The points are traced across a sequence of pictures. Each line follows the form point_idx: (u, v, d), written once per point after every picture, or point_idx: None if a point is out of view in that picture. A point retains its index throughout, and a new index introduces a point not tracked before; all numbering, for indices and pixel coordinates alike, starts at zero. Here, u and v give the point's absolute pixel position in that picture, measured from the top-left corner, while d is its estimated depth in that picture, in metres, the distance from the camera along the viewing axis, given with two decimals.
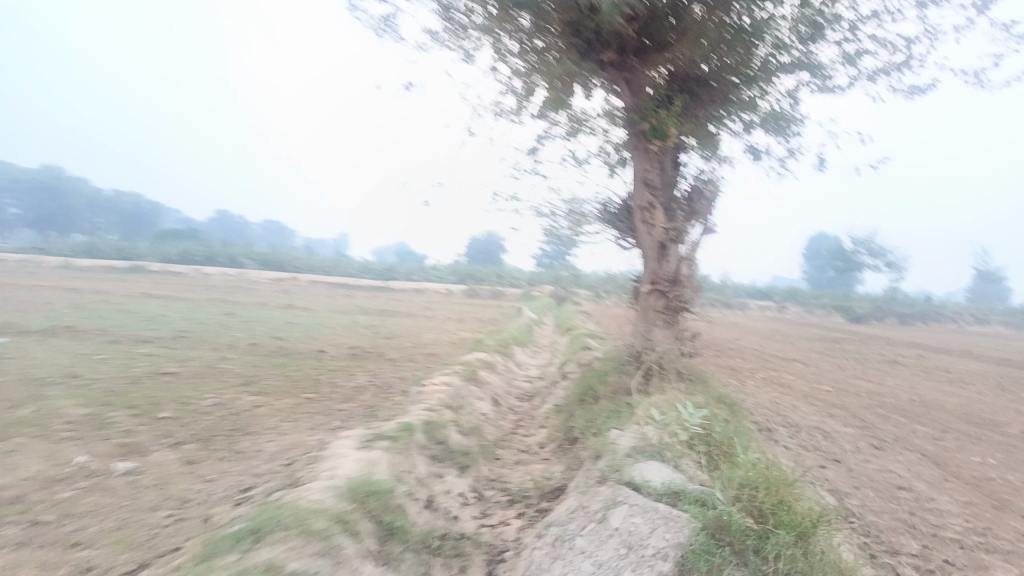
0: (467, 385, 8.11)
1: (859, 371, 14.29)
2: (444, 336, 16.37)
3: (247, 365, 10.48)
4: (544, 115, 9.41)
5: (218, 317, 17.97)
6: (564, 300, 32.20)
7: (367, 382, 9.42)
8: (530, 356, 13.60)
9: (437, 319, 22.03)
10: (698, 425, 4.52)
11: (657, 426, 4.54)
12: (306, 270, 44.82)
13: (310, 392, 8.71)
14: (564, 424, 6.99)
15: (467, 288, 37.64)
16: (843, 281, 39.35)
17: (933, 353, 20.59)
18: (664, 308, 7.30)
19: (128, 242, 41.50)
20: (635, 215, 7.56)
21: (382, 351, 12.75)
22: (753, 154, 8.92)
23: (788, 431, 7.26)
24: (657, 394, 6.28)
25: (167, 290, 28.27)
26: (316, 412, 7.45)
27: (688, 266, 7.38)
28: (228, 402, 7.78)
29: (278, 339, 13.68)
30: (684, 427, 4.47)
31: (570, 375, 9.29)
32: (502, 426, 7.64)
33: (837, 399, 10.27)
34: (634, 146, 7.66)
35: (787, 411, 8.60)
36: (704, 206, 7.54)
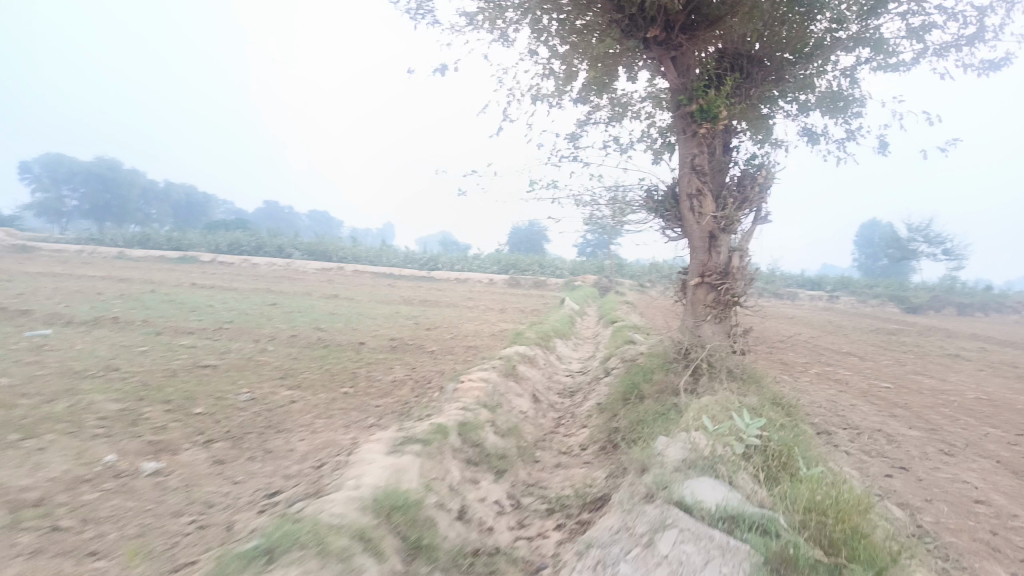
0: (505, 381, 7.84)
1: (920, 366, 13.56)
2: (485, 327, 16.16)
3: (285, 357, 10.40)
4: (585, 99, 9.01)
5: (261, 307, 18.12)
6: (608, 289, 31.74)
7: (404, 377, 9.21)
8: (572, 349, 13.28)
9: (478, 309, 21.83)
10: (755, 435, 4.09)
11: (710, 436, 4.14)
12: (350, 259, 45.21)
13: (346, 386, 8.54)
14: (606, 424, 6.64)
15: (509, 277, 37.43)
16: (899, 270, 37.91)
17: (998, 346, 19.55)
18: (715, 303, 6.86)
19: (178, 232, 42.45)
20: (682, 202, 7.16)
21: (421, 343, 12.59)
22: (808, 138, 8.38)
23: (848, 435, 6.77)
24: (707, 395, 5.89)
25: (215, 279, 28.78)
26: (350, 409, 7.27)
27: (740, 257, 6.85)
28: (263, 396, 7.65)
29: (319, 330, 13.63)
30: (740, 438, 4.06)
31: (613, 371, 8.93)
32: (542, 426, 7.33)
33: (898, 397, 9.67)
34: (681, 129, 7.22)
35: (845, 411, 8.10)
36: (757, 193, 6.99)
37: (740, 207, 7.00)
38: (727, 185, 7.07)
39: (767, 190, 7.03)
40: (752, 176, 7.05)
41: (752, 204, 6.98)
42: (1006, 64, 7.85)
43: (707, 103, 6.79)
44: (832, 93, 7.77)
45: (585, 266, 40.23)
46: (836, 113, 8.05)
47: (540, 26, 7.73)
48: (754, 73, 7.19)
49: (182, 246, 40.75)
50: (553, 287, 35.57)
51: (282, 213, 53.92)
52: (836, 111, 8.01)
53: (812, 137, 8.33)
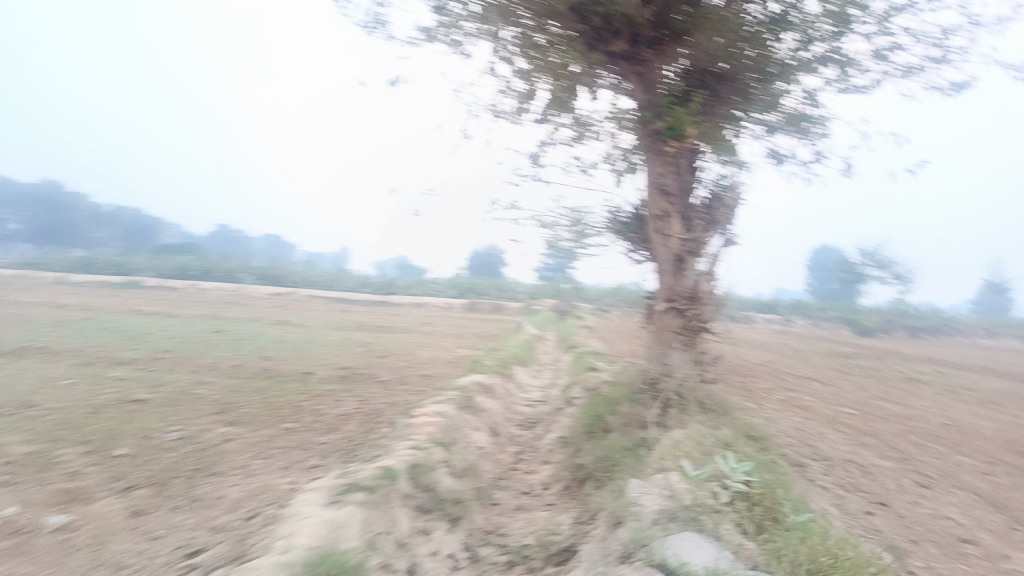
0: (462, 414, 7.34)
1: (880, 391, 13.46)
2: (441, 355, 15.60)
3: (226, 389, 9.69)
4: (545, 118, 8.68)
5: (205, 335, 17.23)
6: (567, 314, 31.42)
7: (353, 410, 8.61)
8: (532, 376, 12.81)
9: (435, 335, 21.22)
10: (741, 483, 3.70)
11: (692, 484, 3.72)
12: (304, 284, 44.09)
13: (289, 422, 7.91)
14: (570, 460, 6.18)
15: (467, 302, 36.90)
16: (850, 294, 38.57)
17: (949, 369, 19.77)
18: (682, 329, 6.44)
19: (123, 256, 40.88)
20: (648, 225, 6.83)
21: (374, 372, 11.99)
22: (774, 159, 8.18)
23: (822, 467, 6.44)
24: (677, 430, 5.50)
25: (160, 306, 27.57)
26: (293, 448, 6.68)
27: (709, 282, 6.50)
28: (197, 435, 7.00)
29: (265, 360, 12.89)
30: (726, 487, 3.64)
31: (574, 401, 8.49)
32: (501, 463, 6.83)
33: (864, 424, 9.43)
34: (647, 148, 6.91)
35: (815, 441, 7.79)
36: (725, 215, 6.69)
37: (708, 229, 6.68)
38: (694, 206, 6.76)
39: (736, 211, 6.73)
40: (722, 198, 6.78)
41: (721, 226, 6.68)
42: (968, 86, 7.80)
43: (675, 120, 6.48)
44: (799, 114, 7.60)
45: (544, 290, 40.00)
46: (802, 135, 7.87)
47: (499, 39, 7.40)
48: (722, 92, 6.87)
49: (127, 270, 39.24)
50: (511, 311, 35.17)
51: (234, 237, 52.53)
52: (803, 132, 7.83)
53: (778, 159, 8.13)
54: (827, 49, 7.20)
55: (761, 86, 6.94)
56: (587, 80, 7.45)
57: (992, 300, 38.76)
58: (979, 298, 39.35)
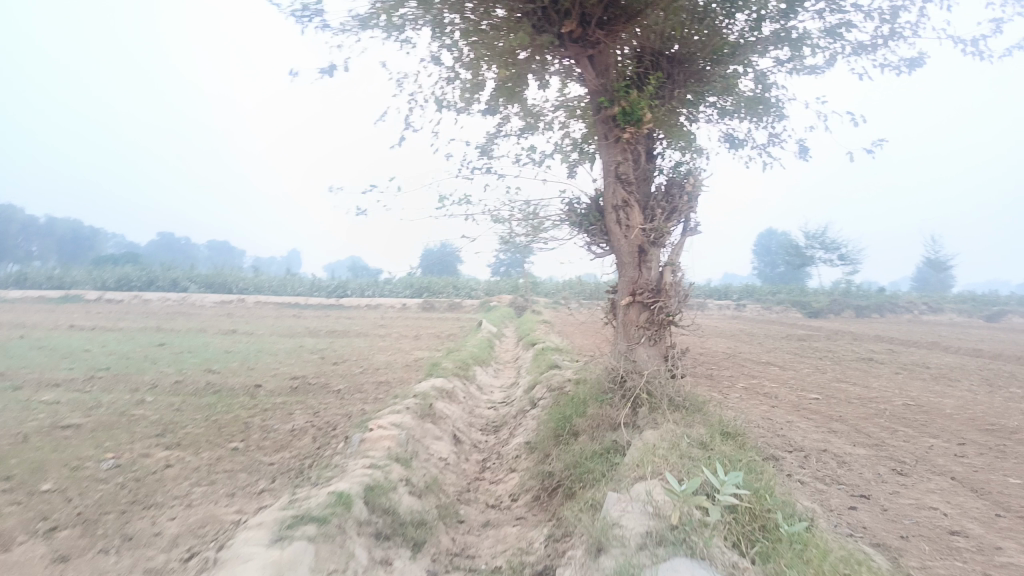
0: (421, 423, 6.94)
1: (839, 373, 13.52)
2: (398, 358, 15.12)
3: (167, 409, 9.08)
4: (494, 109, 8.34)
5: (148, 349, 16.39)
6: (524, 309, 31.20)
7: (305, 424, 8.12)
8: (492, 377, 12.47)
9: (391, 337, 20.70)
10: (731, 496, 3.41)
11: (679, 499, 3.41)
12: (253, 290, 42.91)
13: (236, 442, 7.39)
14: (538, 467, 5.86)
15: (422, 302, 36.36)
16: (798, 277, 39.28)
17: (899, 347, 20.16)
18: (648, 323, 6.19)
19: (60, 270, 39.11)
20: (607, 215, 6.53)
21: (327, 381, 11.46)
22: (729, 144, 7.98)
23: (797, 459, 6.25)
24: (650, 431, 5.22)
25: (101, 320, 26.38)
26: (239, 472, 6.18)
27: (672, 272, 6.22)
28: (133, 462, 6.45)
29: (211, 373, 12.24)
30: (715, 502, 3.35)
31: (538, 402, 8.17)
32: (464, 473, 6.46)
33: (829, 408, 9.36)
34: (603, 135, 6.60)
35: (785, 430, 7.64)
36: (686, 202, 6.41)
37: (669, 218, 6.40)
38: (654, 194, 6.48)
39: (696, 198, 6.47)
40: (680, 183, 6.48)
41: (682, 213, 6.39)
42: (919, 63, 7.73)
43: (630, 104, 6.16)
44: (753, 96, 7.40)
45: (500, 286, 39.70)
46: (757, 118, 7.68)
47: (441, 28, 7.02)
48: (676, 75, 6.63)
49: (65, 283, 37.54)
50: (467, 309, 34.78)
51: (178, 245, 50.80)
52: (758, 114, 7.63)
53: (733, 143, 7.93)
54: (780, 29, 7.00)
55: (714, 69, 6.68)
56: (535, 68, 7.21)
57: (932, 276, 39.93)
58: (920, 275, 40.52)
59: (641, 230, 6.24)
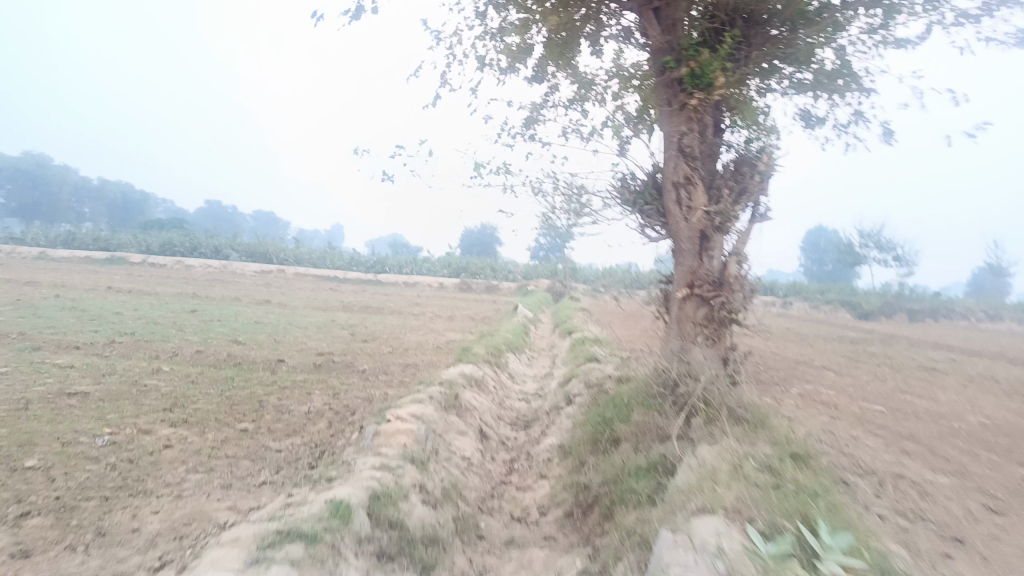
0: (445, 416, 6.28)
1: (900, 382, 12.48)
2: (429, 339, 14.54)
3: (182, 381, 8.61)
4: (542, 75, 7.59)
5: (179, 316, 16.10)
6: (562, 294, 30.40)
7: (322, 407, 7.55)
8: (526, 365, 11.78)
9: (424, 316, 20.15)
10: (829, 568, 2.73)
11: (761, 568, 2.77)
12: (293, 261, 43.00)
13: (246, 422, 6.84)
14: (572, 478, 5.16)
15: (458, 281, 35.84)
16: (848, 276, 37.68)
17: (959, 356, 18.86)
18: (707, 320, 5.39)
19: (107, 232, 39.58)
20: (666, 193, 5.73)
21: (352, 360, 10.90)
22: (804, 122, 7.09)
23: (872, 486, 5.43)
24: (706, 448, 4.48)
25: (141, 283, 26.42)
26: (241, 459, 5.61)
27: (738, 264, 5.40)
28: (131, 441, 5.93)
29: (235, 345, 11.80)
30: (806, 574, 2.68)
31: (574, 399, 7.43)
32: (489, 476, 5.78)
33: (897, 424, 8.44)
34: (667, 101, 5.78)
35: (853, 448, 6.79)
36: (757, 182, 5.57)
37: (737, 199, 5.57)
38: (721, 171, 5.66)
39: (770, 178, 5.61)
40: (752, 161, 5.63)
41: (752, 196, 5.57)
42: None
43: (699, 66, 5.35)
44: (836, 66, 6.49)
45: (538, 270, 38.98)
46: (839, 92, 6.74)
47: None
48: (752, 37, 5.73)
49: (111, 245, 37.97)
50: (504, 292, 34.13)
51: (223, 213, 51.17)
52: (839, 89, 6.70)
53: (810, 120, 7.03)
54: None
55: (796, 36, 5.78)
56: (588, 32, 6.85)
57: (992, 282, 37.88)
58: (979, 280, 38.52)
59: (704, 213, 5.43)
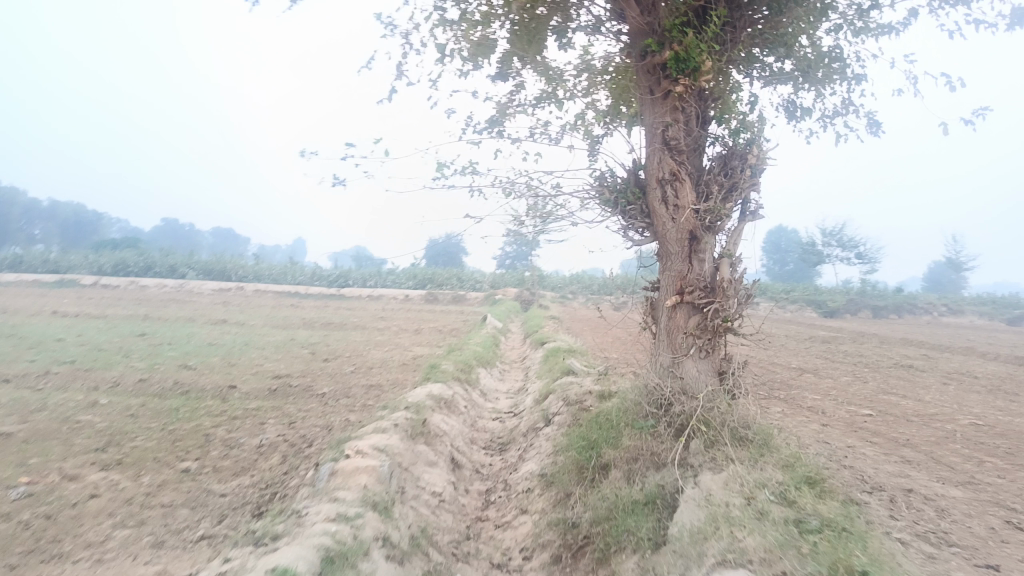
0: (412, 446, 5.65)
1: (879, 382, 12.17)
2: (394, 355, 13.85)
3: (120, 414, 7.79)
4: (506, 72, 7.05)
5: (128, 340, 15.14)
6: (530, 303, 29.84)
7: (276, 438, 6.84)
8: (498, 380, 11.18)
9: (389, 331, 19.37)
10: None
11: None
12: (252, 277, 41.73)
13: (188, 461, 6.11)
14: (559, 514, 4.59)
15: (423, 293, 35.10)
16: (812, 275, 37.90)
17: (928, 352, 18.79)
18: (700, 329, 4.86)
19: (58, 253, 38.02)
20: (650, 191, 5.22)
21: (312, 382, 10.18)
22: (787, 114, 6.70)
23: (885, 504, 4.94)
24: (710, 477, 3.95)
25: (90, 306, 25.18)
26: (178, 508, 4.90)
27: (731, 267, 4.88)
28: (52, 490, 5.18)
29: (185, 370, 10.97)
30: None
31: (552, 418, 6.85)
32: (463, 513, 5.17)
33: (891, 429, 8.03)
34: (648, 90, 5.29)
35: (854, 460, 6.31)
36: (748, 177, 5.08)
37: (728, 196, 5.07)
38: (709, 165, 5.16)
39: (761, 172, 5.12)
40: (742, 154, 5.13)
41: (742, 192, 5.08)
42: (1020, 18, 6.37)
43: (685, 49, 4.83)
44: (817, 53, 6.09)
45: (504, 279, 38.35)
46: (823, 82, 6.34)
47: None
48: (737, 20, 5.23)
49: (61, 267, 36.42)
50: (471, 302, 33.50)
51: (180, 230, 49.56)
52: (822, 78, 6.31)
53: (793, 112, 6.64)
54: None
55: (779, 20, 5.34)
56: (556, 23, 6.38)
57: (950, 277, 38.44)
58: (937, 275, 39.05)
59: (692, 212, 4.93)
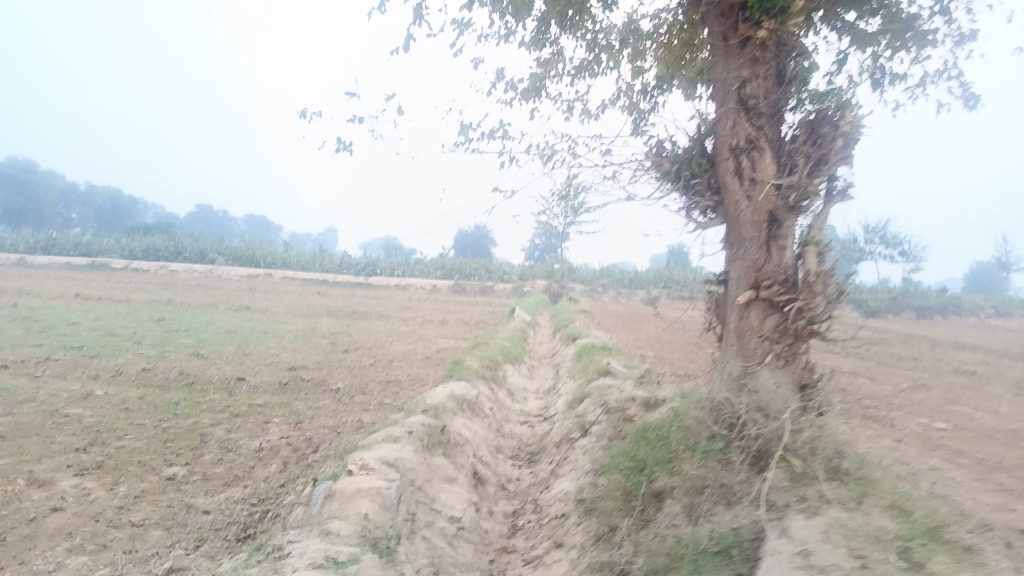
0: (428, 458, 4.86)
1: (944, 391, 11.08)
2: (418, 347, 13.10)
3: (113, 408, 7.10)
4: (543, 37, 6.22)
5: (145, 325, 14.61)
6: (560, 296, 28.91)
7: (278, 441, 6.10)
8: (526, 378, 10.36)
9: (414, 322, 18.61)
10: None
11: None
12: (280, 264, 41.45)
13: (176, 466, 5.39)
14: (604, 555, 3.78)
15: (450, 284, 34.40)
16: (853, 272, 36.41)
17: (984, 356, 17.52)
18: (778, 332, 3.98)
19: (90, 237, 38.02)
20: (720, 160, 4.33)
21: (326, 375, 9.46)
22: (873, 81, 5.71)
23: (1005, 552, 4.01)
24: (800, 522, 3.12)
25: (116, 289, 24.86)
26: (150, 529, 4.15)
27: (818, 257, 3.97)
28: (10, 501, 4.47)
29: (195, 359, 10.33)
30: None
31: (590, 428, 6.00)
32: (486, 543, 4.38)
33: (975, 447, 7.04)
34: (720, 40, 4.42)
35: (946, 486, 5.36)
36: (840, 148, 4.14)
37: (814, 170, 4.17)
38: (792, 133, 4.26)
39: (856, 142, 4.17)
40: (835, 119, 4.18)
41: (832, 166, 4.16)
42: None
43: None
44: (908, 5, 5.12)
45: (533, 271, 37.51)
46: (914, 41, 5.34)
47: None
48: None
49: (92, 251, 36.38)
50: (499, 294, 32.72)
51: (212, 216, 49.44)
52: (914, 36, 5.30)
53: (880, 79, 5.64)
54: None
55: None
56: None
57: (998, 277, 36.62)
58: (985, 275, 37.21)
59: (773, 188, 4.06)
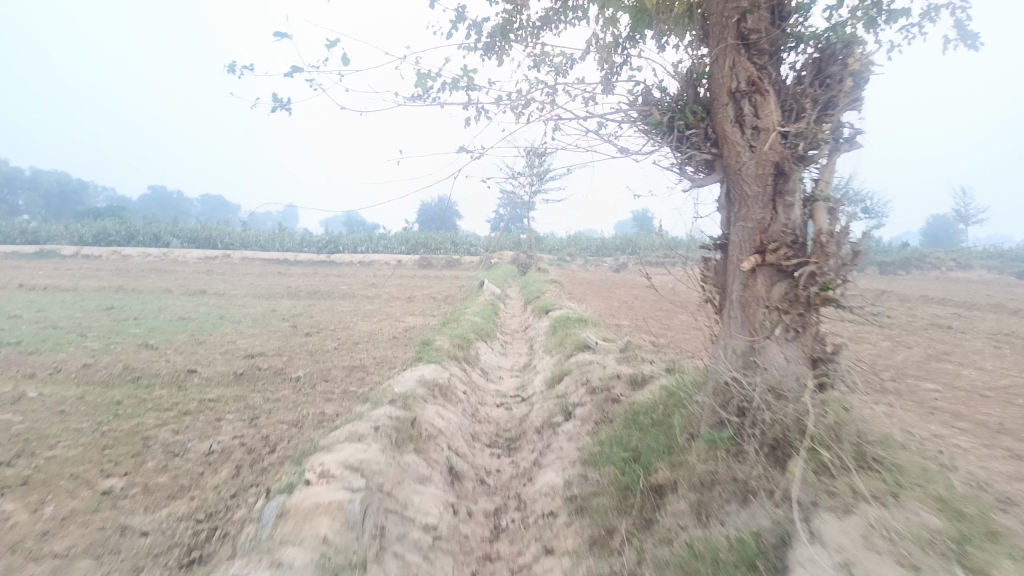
0: (396, 457, 4.34)
1: (924, 348, 10.88)
2: (384, 327, 12.50)
3: (46, 412, 6.41)
4: None
5: (92, 315, 13.73)
6: (529, 267, 28.41)
7: (231, 442, 5.51)
8: (499, 355, 9.85)
9: (380, 299, 17.94)
10: None
11: None
12: (239, 245, 40.15)
13: (114, 478, 4.79)
14: (602, 564, 3.34)
15: (416, 258, 33.65)
16: None
17: (954, 309, 17.52)
18: (789, 301, 3.50)
19: (36, 224, 36.26)
20: (717, 108, 3.83)
21: (286, 363, 8.84)
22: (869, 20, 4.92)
23: None
24: (832, 522, 2.69)
25: (64, 277, 23.60)
26: (76, 559, 3.57)
27: (831, 213, 3.47)
28: None
29: (143, 351, 9.59)
30: None
31: (573, 411, 5.52)
32: (466, 551, 3.90)
33: (972, 408, 6.76)
34: None
35: (956, 455, 5.02)
36: (850, 89, 3.66)
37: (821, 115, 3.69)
38: (796, 73, 3.82)
39: (868, 83, 3.73)
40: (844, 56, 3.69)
41: (842, 111, 3.70)
42: None
43: None
44: None
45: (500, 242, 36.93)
46: None
47: None
48: None
49: (39, 239, 34.69)
50: (466, 266, 32.08)
51: (166, 197, 47.68)
52: None
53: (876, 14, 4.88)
54: None
55: None
56: None
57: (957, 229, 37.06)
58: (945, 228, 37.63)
59: (779, 135, 3.59)
